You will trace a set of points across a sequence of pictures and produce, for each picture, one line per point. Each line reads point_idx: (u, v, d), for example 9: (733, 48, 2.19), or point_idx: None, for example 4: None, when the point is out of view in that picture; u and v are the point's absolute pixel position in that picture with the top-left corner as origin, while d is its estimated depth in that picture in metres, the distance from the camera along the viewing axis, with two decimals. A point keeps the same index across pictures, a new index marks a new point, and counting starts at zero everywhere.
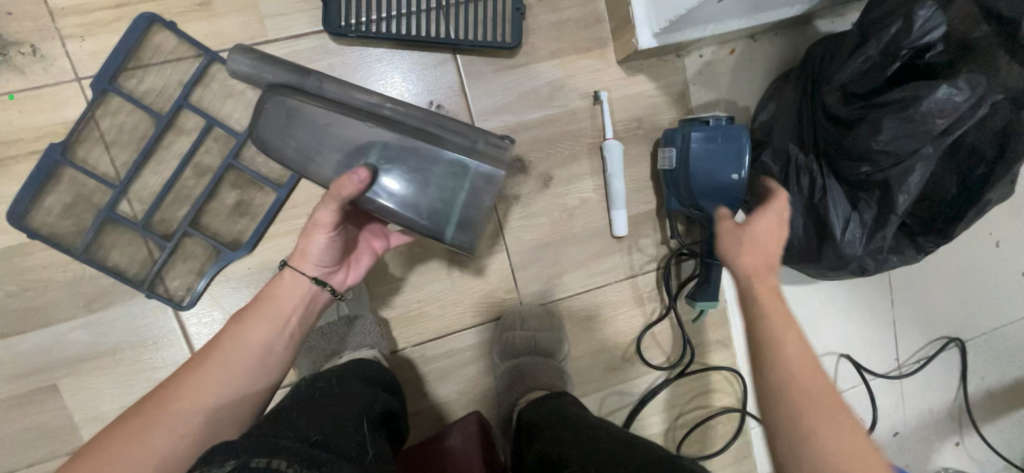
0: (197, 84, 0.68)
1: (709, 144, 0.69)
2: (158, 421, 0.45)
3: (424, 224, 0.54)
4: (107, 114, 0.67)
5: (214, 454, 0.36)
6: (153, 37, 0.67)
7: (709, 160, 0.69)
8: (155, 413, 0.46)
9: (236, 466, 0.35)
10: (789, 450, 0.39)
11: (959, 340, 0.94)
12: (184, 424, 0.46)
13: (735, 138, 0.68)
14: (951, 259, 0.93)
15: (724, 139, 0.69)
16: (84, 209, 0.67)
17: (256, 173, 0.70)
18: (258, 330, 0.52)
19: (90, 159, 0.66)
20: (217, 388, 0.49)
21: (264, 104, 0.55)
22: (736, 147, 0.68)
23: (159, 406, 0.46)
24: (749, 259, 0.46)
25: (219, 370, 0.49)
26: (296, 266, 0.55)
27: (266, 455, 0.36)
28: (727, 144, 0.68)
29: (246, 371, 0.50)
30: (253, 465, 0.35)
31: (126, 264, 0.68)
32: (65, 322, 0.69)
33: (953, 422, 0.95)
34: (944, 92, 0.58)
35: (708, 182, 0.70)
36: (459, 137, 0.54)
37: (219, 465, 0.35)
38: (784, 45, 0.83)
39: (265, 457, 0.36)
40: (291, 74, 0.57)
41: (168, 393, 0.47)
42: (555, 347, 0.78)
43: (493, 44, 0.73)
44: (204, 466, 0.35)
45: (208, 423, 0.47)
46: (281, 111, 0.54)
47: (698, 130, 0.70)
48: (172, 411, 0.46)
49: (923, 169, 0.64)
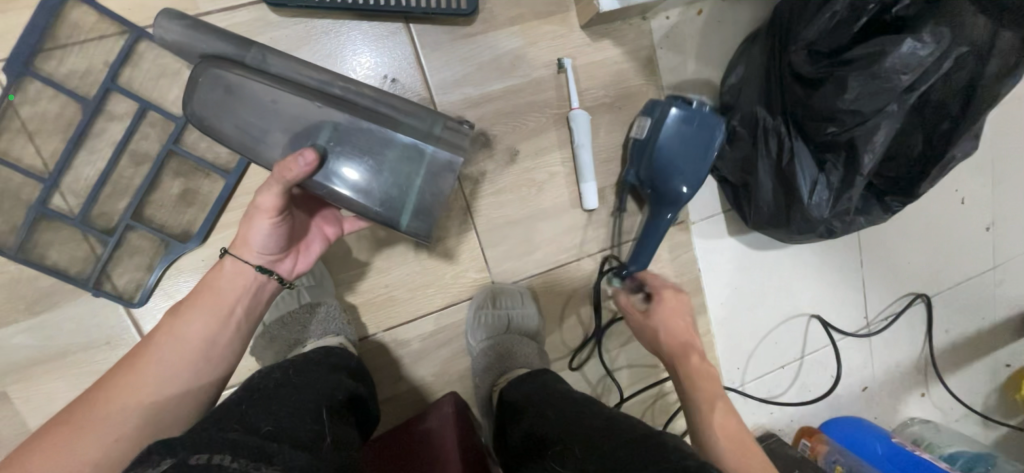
0: (125, 64, 0.63)
1: (684, 123, 0.69)
2: (89, 424, 0.45)
3: (378, 211, 0.52)
4: (27, 101, 0.61)
5: (151, 452, 0.33)
6: (71, 14, 0.61)
7: (678, 142, 0.69)
8: (86, 416, 0.45)
9: (173, 464, 0.32)
10: None
11: (925, 295, 0.96)
12: (120, 425, 0.46)
13: (710, 125, 0.69)
14: (918, 217, 0.94)
15: (699, 124, 0.69)
16: (11, 206, 0.62)
17: (200, 159, 0.66)
18: (195, 326, 0.51)
19: (13, 151, 0.61)
20: (152, 387, 0.48)
21: (199, 78, 0.53)
22: (707, 135, 0.69)
23: (90, 410, 0.45)
24: (671, 341, 0.54)
25: (154, 369, 0.48)
26: (237, 254, 0.53)
27: (207, 451, 0.33)
28: (699, 131, 0.69)
29: (184, 368, 0.49)
30: (193, 462, 0.32)
31: (66, 263, 0.64)
32: (8, 325, 0.65)
33: (919, 374, 0.98)
34: (909, 46, 0.57)
35: (667, 164, 0.70)
36: (416, 121, 0.54)
37: (154, 465, 0.32)
38: (751, 4, 0.80)
39: (207, 453, 0.33)
40: (230, 46, 0.56)
41: (100, 395, 0.46)
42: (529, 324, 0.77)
43: (448, 11, 0.69)
44: (139, 466, 0.32)
45: (146, 423, 0.47)
46: (219, 87, 0.52)
47: (679, 106, 0.69)
48: (105, 414, 0.45)
49: (889, 128, 0.63)
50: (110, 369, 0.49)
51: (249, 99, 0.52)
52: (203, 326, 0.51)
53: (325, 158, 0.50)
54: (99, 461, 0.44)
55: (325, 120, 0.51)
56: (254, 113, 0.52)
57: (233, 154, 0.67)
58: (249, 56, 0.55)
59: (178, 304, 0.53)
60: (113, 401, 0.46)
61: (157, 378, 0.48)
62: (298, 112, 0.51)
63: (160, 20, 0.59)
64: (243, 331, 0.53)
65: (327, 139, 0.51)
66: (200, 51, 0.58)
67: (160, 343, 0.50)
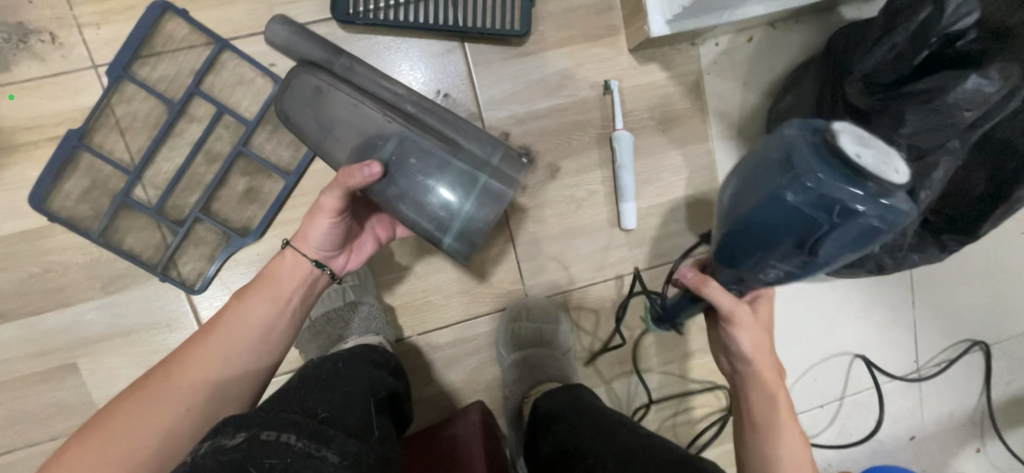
0: (208, 72, 0.70)
1: (810, 191, 0.36)
2: (160, 396, 0.48)
3: (426, 226, 0.54)
4: (122, 101, 0.68)
5: (227, 425, 0.36)
6: (166, 25, 0.68)
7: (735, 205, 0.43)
8: (157, 387, 0.49)
9: (247, 438, 0.35)
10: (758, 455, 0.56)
11: (983, 343, 0.91)
12: (188, 398, 0.49)
13: (834, 233, 0.37)
14: (979, 258, 0.89)
15: (842, 206, 0.36)
16: (100, 193, 0.69)
17: (265, 160, 0.71)
18: (258, 309, 0.55)
19: (106, 145, 0.68)
20: (219, 363, 0.52)
21: (294, 81, 0.59)
22: (867, 228, 0.37)
23: (164, 381, 0.49)
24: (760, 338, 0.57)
25: (220, 346, 0.52)
26: (297, 247, 0.57)
27: (276, 428, 0.36)
28: (847, 207, 0.36)
29: (247, 347, 0.53)
30: (263, 438, 0.35)
31: (140, 248, 0.70)
32: (84, 301, 0.71)
33: (974, 427, 0.92)
34: (974, 83, 0.55)
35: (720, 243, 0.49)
36: (472, 150, 0.55)
37: (230, 437, 0.35)
38: (805, 33, 0.80)
39: (275, 430, 0.36)
40: (326, 54, 0.62)
41: (174, 367, 0.50)
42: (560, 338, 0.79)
43: (502, 31, 0.72)
44: (217, 437, 0.36)
45: (212, 395, 0.50)
46: (311, 89, 0.58)
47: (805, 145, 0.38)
48: (176, 386, 0.49)
49: (949, 165, 0.61)
50: (177, 348, 0.53)
51: (330, 102, 0.57)
52: (264, 311, 0.55)
53: (386, 170, 0.53)
54: (172, 428, 0.47)
55: (392, 132, 0.54)
56: (333, 117, 0.56)
57: (294, 157, 0.72)
58: (340, 65, 0.61)
59: (242, 289, 0.57)
60: (185, 373, 0.50)
61: (222, 355, 0.52)
62: (369, 119, 0.55)
63: (272, 23, 0.67)
64: (297, 319, 0.57)
65: (388, 150, 0.53)
66: (299, 54, 0.65)
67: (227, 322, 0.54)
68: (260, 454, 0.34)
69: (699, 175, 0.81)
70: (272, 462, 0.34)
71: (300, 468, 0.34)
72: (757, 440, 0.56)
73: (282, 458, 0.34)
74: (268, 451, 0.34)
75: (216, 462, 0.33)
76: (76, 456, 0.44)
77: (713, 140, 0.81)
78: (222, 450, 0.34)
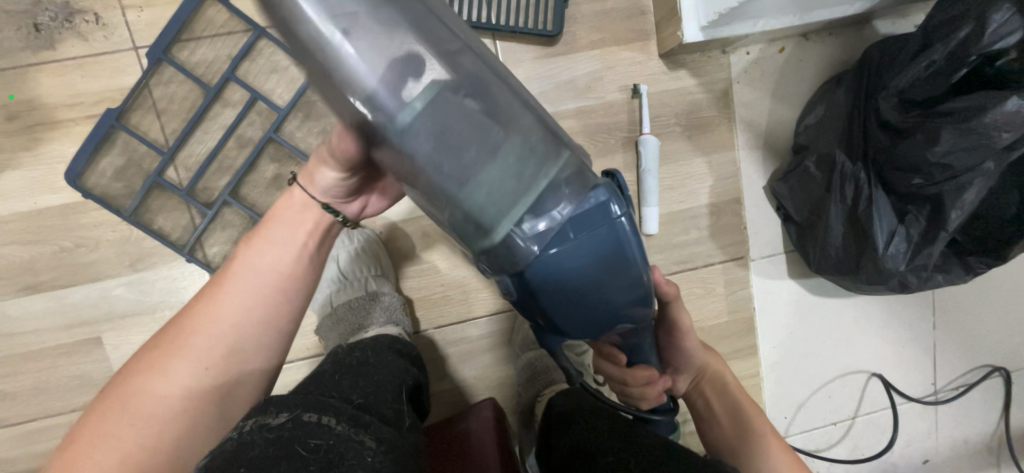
0: (244, 58, 0.71)
1: None
2: (180, 352, 0.47)
3: (487, 200, 0.39)
4: (161, 82, 0.70)
5: (269, 404, 0.38)
6: (205, 10, 0.70)
7: (582, 248, 0.41)
8: (175, 344, 0.48)
9: (290, 417, 0.37)
10: (740, 443, 0.62)
11: (1003, 370, 0.89)
12: (205, 356, 0.48)
13: None
14: (1004, 283, 0.88)
15: (614, 244, 0.41)
16: (134, 173, 0.70)
17: (295, 148, 0.72)
18: (269, 255, 0.51)
19: (142, 125, 0.70)
20: (230, 318, 0.49)
21: None
22: None
23: (178, 339, 0.48)
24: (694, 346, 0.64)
25: (232, 301, 0.49)
26: (306, 186, 0.53)
27: (316, 411, 0.38)
28: None
29: (261, 298, 0.50)
30: (306, 418, 0.37)
31: (169, 229, 0.71)
32: (112, 278, 0.73)
33: (989, 454, 0.91)
34: (1014, 104, 0.53)
35: (563, 295, 0.42)
36: (531, 120, 0.40)
37: (273, 416, 0.37)
38: (838, 46, 0.80)
39: (316, 413, 0.38)
40: None
41: (186, 324, 0.49)
42: (589, 350, 0.76)
43: (533, 31, 0.73)
44: (259, 415, 0.37)
45: (231, 350, 0.48)
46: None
47: (608, 190, 0.41)
48: (190, 343, 0.48)
49: (983, 185, 0.59)
50: (189, 301, 0.51)
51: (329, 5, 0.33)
52: (277, 257, 0.51)
53: (460, 117, 0.37)
54: (193, 387, 0.47)
55: (434, 69, 0.35)
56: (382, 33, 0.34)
57: None
58: None
59: (251, 235, 0.53)
60: (198, 329, 0.48)
61: (233, 308, 0.49)
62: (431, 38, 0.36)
63: None
64: (314, 266, 0.53)
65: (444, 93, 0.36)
66: None
67: (236, 272, 0.51)
68: (305, 434, 0.36)
69: (723, 184, 0.81)
70: (317, 442, 0.35)
71: (341, 450, 0.36)
72: (742, 435, 0.62)
73: (326, 439, 0.36)
74: (313, 432, 0.36)
75: (263, 440, 0.35)
76: (99, 421, 0.44)
77: (739, 149, 0.81)
78: (267, 427, 0.36)
